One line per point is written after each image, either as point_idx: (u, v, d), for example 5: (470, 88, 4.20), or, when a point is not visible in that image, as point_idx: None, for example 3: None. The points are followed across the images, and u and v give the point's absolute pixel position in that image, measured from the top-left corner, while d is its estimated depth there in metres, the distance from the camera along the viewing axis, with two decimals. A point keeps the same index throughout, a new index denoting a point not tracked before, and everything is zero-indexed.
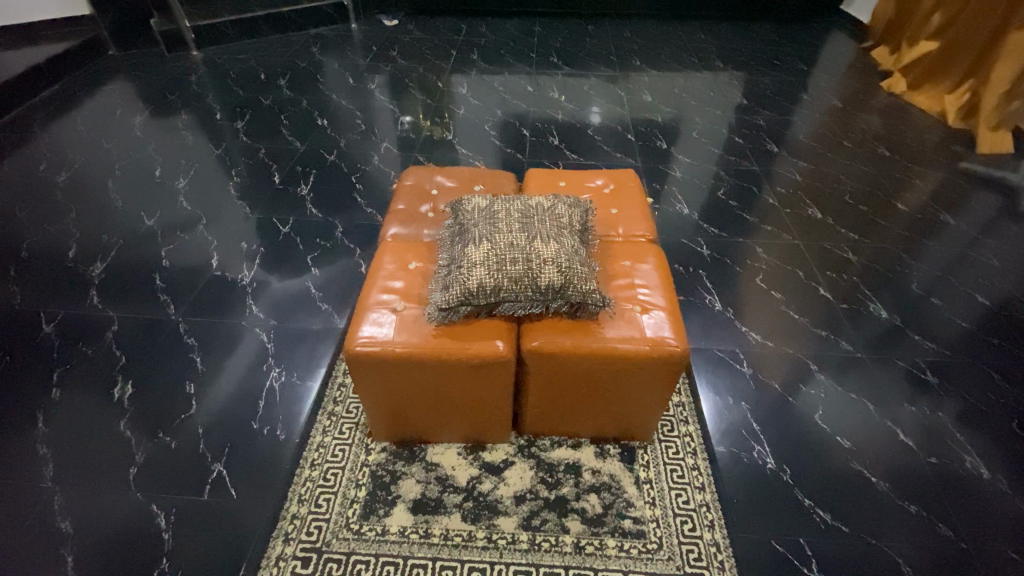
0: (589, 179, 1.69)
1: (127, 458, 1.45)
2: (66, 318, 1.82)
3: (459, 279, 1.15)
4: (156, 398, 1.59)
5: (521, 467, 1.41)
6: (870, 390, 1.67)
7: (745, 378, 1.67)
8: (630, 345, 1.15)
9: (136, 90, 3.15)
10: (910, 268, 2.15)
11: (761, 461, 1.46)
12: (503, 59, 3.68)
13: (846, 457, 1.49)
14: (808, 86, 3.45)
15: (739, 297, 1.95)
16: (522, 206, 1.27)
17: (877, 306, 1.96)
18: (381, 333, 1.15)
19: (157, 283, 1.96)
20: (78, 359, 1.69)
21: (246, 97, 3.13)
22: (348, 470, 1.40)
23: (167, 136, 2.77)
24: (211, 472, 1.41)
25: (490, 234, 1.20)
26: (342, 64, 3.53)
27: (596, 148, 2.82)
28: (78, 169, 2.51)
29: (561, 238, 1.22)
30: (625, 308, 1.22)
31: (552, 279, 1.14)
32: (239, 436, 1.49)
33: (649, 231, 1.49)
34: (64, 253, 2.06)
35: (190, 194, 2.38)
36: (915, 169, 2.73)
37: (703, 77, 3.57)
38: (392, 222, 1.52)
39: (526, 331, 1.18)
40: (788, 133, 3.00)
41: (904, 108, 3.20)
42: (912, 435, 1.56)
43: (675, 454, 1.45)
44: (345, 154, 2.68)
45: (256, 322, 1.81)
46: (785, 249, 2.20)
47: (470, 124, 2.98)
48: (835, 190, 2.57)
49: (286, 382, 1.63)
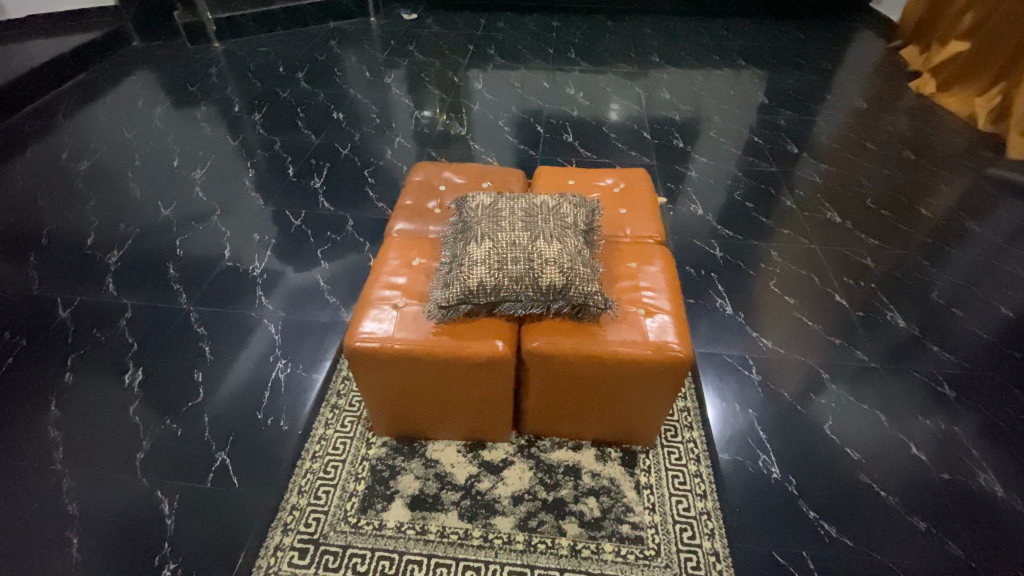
0: (599, 178, 1.67)
1: (134, 443, 1.48)
2: (82, 305, 1.86)
3: (460, 277, 1.13)
4: (165, 385, 1.62)
5: (520, 467, 1.40)
6: (884, 402, 1.62)
7: (754, 385, 1.64)
8: (631, 348, 1.13)
9: (158, 82, 3.20)
10: (931, 276, 2.08)
11: (767, 470, 1.43)
12: (520, 54, 3.66)
13: (856, 469, 1.45)
14: (831, 86, 3.37)
15: (751, 302, 1.91)
16: (527, 204, 1.25)
17: (895, 315, 1.90)
18: (381, 329, 1.15)
19: (171, 272, 1.99)
20: (93, 345, 1.73)
21: (265, 89, 3.16)
22: (348, 464, 1.41)
23: (186, 127, 2.81)
24: (215, 460, 1.43)
25: (492, 233, 1.18)
26: (360, 57, 3.55)
27: (611, 146, 2.78)
28: (99, 158, 2.56)
29: (564, 238, 1.19)
30: (629, 310, 1.20)
31: (554, 280, 1.12)
32: (244, 426, 1.51)
33: (658, 233, 1.47)
34: (83, 241, 2.11)
35: (206, 186, 2.42)
36: (941, 174, 2.64)
37: (724, 75, 3.50)
38: (399, 218, 1.52)
39: (526, 332, 1.17)
40: (810, 135, 2.93)
41: (932, 110, 3.09)
42: (925, 449, 1.51)
43: (678, 460, 1.43)
44: (359, 148, 2.69)
45: (265, 314, 1.83)
46: (801, 253, 2.14)
47: (484, 119, 2.97)
48: (855, 194, 2.50)
49: (291, 374, 1.64)
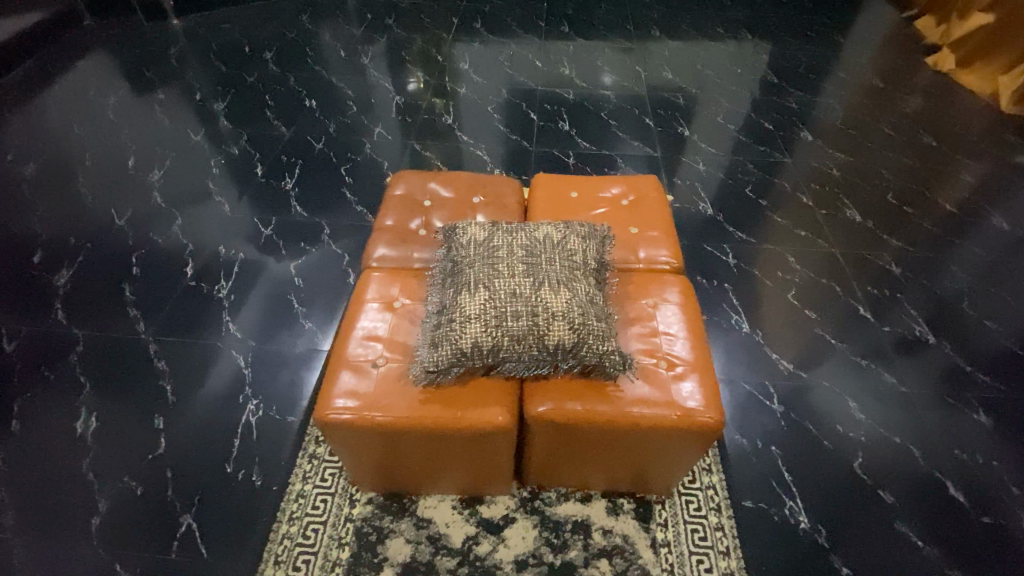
0: (605, 187, 1.49)
1: (90, 505, 1.32)
2: (29, 337, 1.65)
3: (450, 336, 0.95)
4: (122, 433, 1.44)
5: (523, 525, 1.25)
6: (917, 434, 1.49)
7: (776, 418, 1.49)
8: (653, 413, 0.97)
9: (112, 66, 2.89)
10: (960, 282, 1.93)
11: (794, 520, 1.30)
12: (508, 27, 3.37)
13: (890, 516, 1.32)
14: (843, 61, 3.14)
15: (768, 318, 1.76)
16: (527, 240, 1.06)
17: (923, 330, 1.76)
18: (358, 396, 0.98)
19: (128, 294, 1.78)
20: (41, 385, 1.54)
21: (230, 74, 2.87)
22: (330, 526, 1.26)
23: (143, 120, 2.54)
24: (180, 525, 1.28)
25: (487, 279, 1.00)
26: (334, 35, 3.24)
27: (611, 136, 2.56)
28: (47, 157, 2.30)
29: (573, 283, 1.01)
30: (649, 366, 1.03)
31: (563, 338, 0.94)
32: (214, 482, 1.35)
33: (675, 257, 1.30)
34: (28, 259, 1.88)
35: (166, 189, 2.18)
36: (963, 161, 2.46)
37: (728, 49, 3.25)
38: (378, 242, 1.33)
39: (529, 395, 1.00)
40: (823, 117, 2.72)
41: (950, 89, 2.90)
42: (962, 488, 1.39)
43: (697, 511, 1.29)
44: (335, 142, 2.45)
45: (234, 344, 1.64)
46: (820, 258, 1.98)
47: (472, 105, 2.72)
48: (875, 186, 2.32)
49: (264, 418, 1.47)
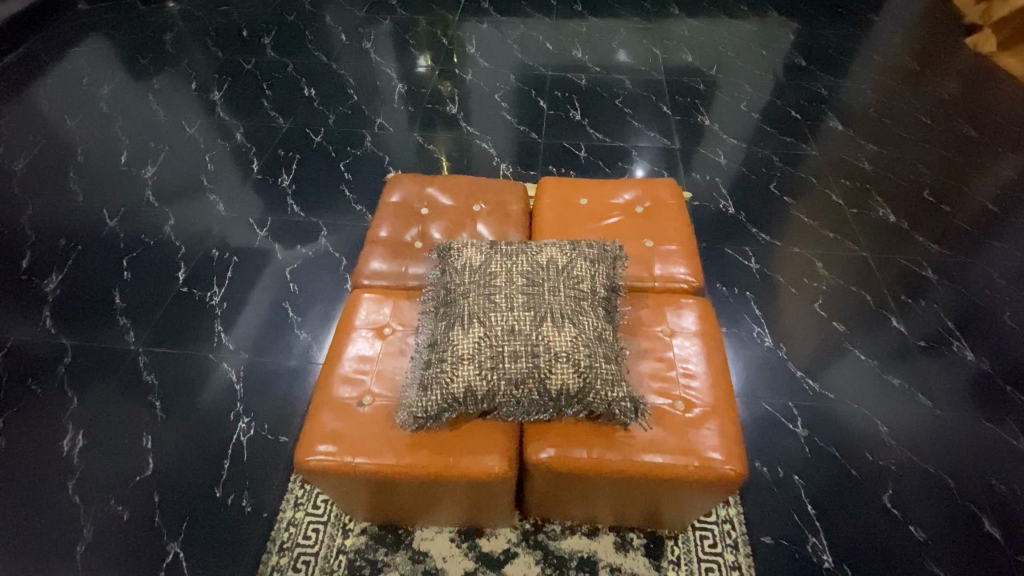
0: (617, 192, 1.37)
1: (74, 531, 1.26)
2: (16, 347, 1.60)
3: (440, 379, 0.85)
4: (110, 453, 1.38)
5: (525, 560, 1.18)
6: (951, 462, 1.37)
7: (800, 443, 1.39)
8: (666, 462, 0.87)
9: (107, 54, 2.79)
10: (1000, 291, 1.78)
11: (817, 558, 1.21)
12: (518, 6, 3.18)
13: (922, 555, 1.22)
14: (876, 41, 2.92)
15: (793, 331, 1.63)
16: (527, 266, 0.96)
17: (960, 345, 1.62)
18: (341, 442, 0.89)
19: (117, 301, 1.71)
20: (28, 400, 1.48)
21: (227, 61, 2.75)
22: (322, 558, 1.20)
23: (137, 111, 2.44)
24: (166, 554, 1.22)
25: (483, 312, 0.90)
26: (335, 17, 3.09)
27: (626, 126, 2.41)
28: (38, 152, 2.22)
29: (579, 317, 0.90)
30: (663, 407, 0.93)
31: (566, 382, 0.84)
32: (203, 508, 1.29)
33: (693, 275, 1.19)
34: (17, 262, 1.82)
35: (159, 186, 2.09)
36: (1004, 154, 2.27)
37: (753, 28, 3.04)
38: (370, 257, 1.24)
39: (530, 440, 0.90)
40: (853, 104, 2.53)
41: (991, 74, 2.69)
42: (1000, 525, 1.28)
43: (712, 548, 1.20)
44: (334, 135, 2.33)
45: (226, 356, 1.57)
46: (850, 263, 1.84)
47: (478, 93, 2.58)
48: (910, 182, 2.15)
49: (256, 437, 1.40)
